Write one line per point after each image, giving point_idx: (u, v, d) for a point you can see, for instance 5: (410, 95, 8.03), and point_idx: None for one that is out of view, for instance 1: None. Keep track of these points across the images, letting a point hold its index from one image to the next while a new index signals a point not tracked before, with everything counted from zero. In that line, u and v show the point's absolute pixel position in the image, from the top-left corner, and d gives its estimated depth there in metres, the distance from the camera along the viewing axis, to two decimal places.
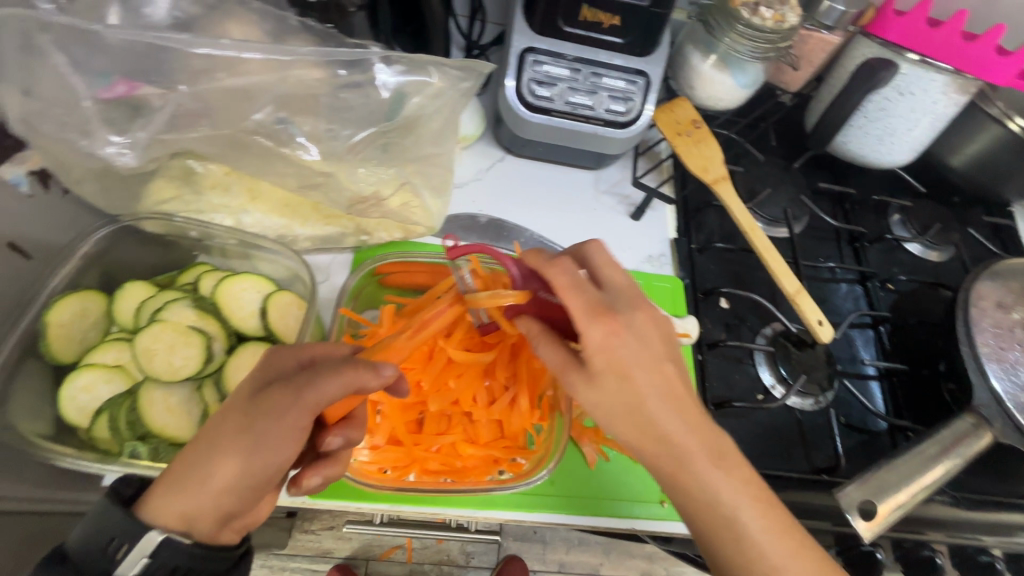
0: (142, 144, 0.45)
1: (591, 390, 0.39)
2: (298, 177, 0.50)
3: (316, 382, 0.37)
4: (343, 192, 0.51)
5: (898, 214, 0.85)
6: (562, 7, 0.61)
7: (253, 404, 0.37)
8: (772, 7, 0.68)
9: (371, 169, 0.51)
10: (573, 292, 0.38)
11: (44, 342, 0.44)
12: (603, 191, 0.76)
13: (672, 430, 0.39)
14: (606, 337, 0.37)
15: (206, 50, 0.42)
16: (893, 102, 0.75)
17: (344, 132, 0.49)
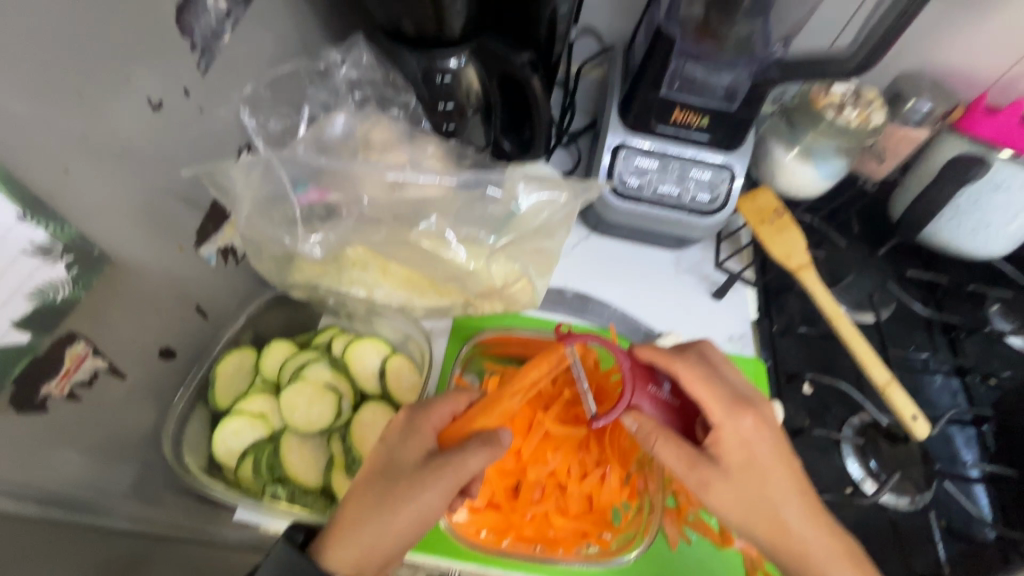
0: (331, 244, 0.52)
1: (727, 482, 0.46)
2: (439, 269, 0.54)
3: (467, 460, 0.43)
4: (479, 284, 0.55)
5: (997, 305, 0.82)
6: (655, 110, 0.68)
7: (414, 473, 0.44)
8: (857, 108, 0.72)
9: (502, 263, 0.55)
10: (710, 387, 0.47)
11: (212, 389, 0.52)
12: (684, 270, 0.80)
13: (791, 514, 0.47)
14: (747, 428, 0.46)
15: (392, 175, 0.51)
16: (987, 195, 0.74)
17: (485, 239, 0.54)
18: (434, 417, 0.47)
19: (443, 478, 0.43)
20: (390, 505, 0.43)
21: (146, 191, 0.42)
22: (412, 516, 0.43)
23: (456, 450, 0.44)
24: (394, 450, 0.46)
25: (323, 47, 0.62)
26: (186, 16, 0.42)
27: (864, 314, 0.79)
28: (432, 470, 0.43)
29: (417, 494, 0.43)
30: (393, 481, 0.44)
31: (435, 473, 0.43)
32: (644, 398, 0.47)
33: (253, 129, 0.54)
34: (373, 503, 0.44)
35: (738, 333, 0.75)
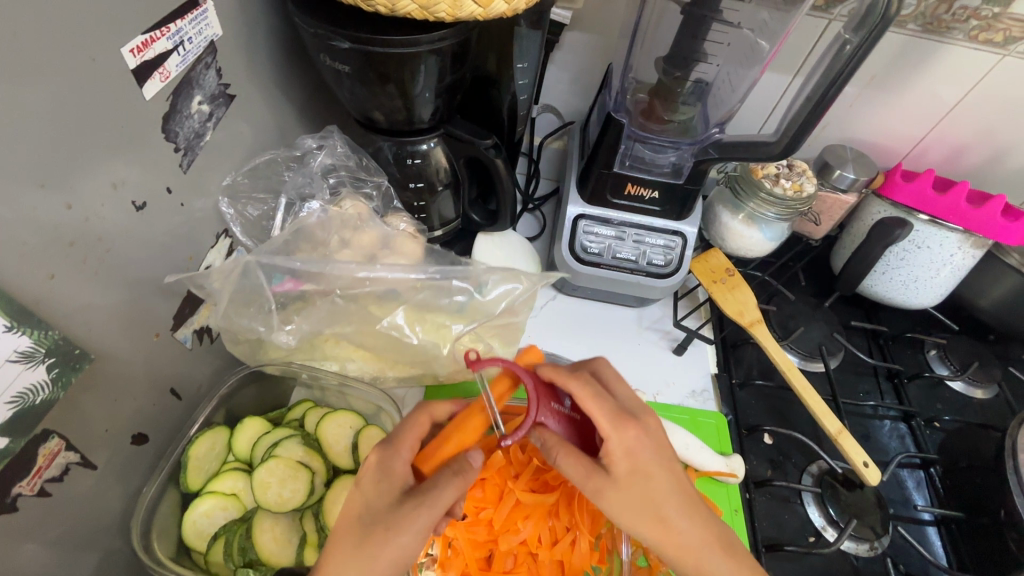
0: (302, 333, 0.56)
1: (617, 490, 0.45)
2: (407, 350, 0.57)
3: (441, 491, 0.42)
4: (447, 362, 0.59)
5: (935, 350, 0.89)
6: (610, 184, 0.74)
7: (390, 512, 0.42)
8: (791, 178, 0.80)
9: (472, 341, 0.59)
10: (597, 401, 0.46)
11: (183, 472, 0.52)
12: (646, 327, 0.84)
13: (676, 518, 0.45)
14: (635, 439, 0.46)
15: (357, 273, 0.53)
16: (911, 253, 0.83)
17: (452, 327, 0.57)
18: (405, 453, 0.46)
19: (420, 514, 0.42)
20: (369, 553, 0.41)
21: (128, 286, 0.44)
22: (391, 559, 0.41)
23: (432, 483, 0.43)
24: (362, 492, 0.45)
25: (300, 135, 0.67)
26: (171, 123, 0.46)
27: (814, 363, 0.85)
28: (408, 507, 0.42)
29: (394, 535, 0.41)
30: (366, 523, 0.42)
31: (411, 509, 0.42)
32: (548, 415, 0.48)
33: (231, 216, 0.57)
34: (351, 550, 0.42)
35: (699, 388, 0.79)
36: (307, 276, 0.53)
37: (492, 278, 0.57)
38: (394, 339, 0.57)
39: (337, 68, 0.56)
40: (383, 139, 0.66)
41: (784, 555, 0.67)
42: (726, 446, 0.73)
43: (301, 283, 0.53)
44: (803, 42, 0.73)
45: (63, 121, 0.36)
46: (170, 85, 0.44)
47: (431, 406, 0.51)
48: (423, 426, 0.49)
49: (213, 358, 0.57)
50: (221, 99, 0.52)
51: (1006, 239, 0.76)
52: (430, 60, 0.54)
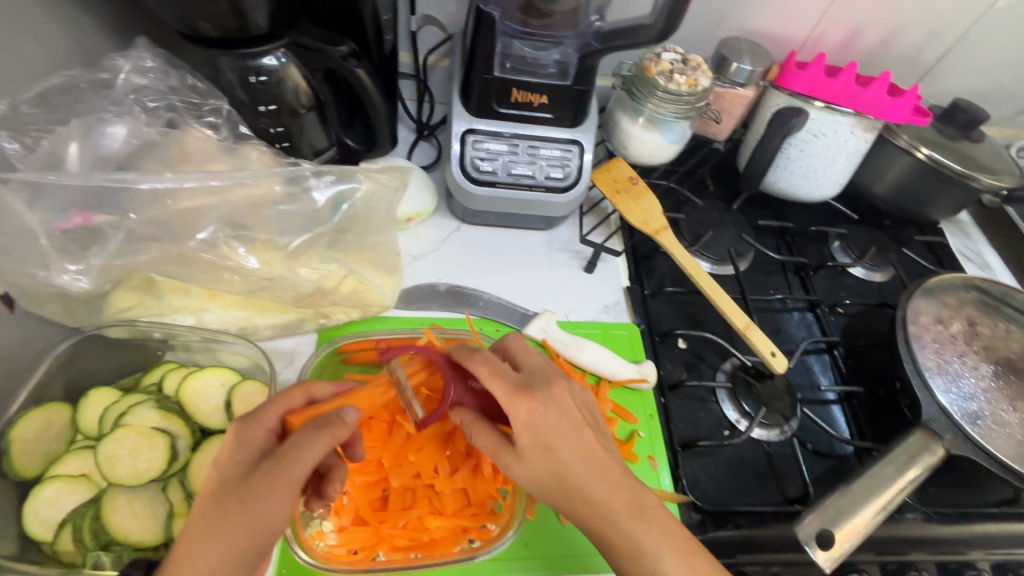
0: (96, 270, 0.47)
1: (524, 465, 0.42)
2: (243, 281, 0.52)
3: (302, 451, 0.39)
4: (288, 290, 0.53)
5: (838, 241, 0.91)
6: (494, 92, 0.67)
7: (252, 480, 0.38)
8: (685, 73, 0.75)
9: (315, 267, 0.53)
10: (495, 378, 0.43)
11: (8, 458, 0.45)
12: (556, 248, 0.80)
13: (592, 490, 0.41)
14: (532, 414, 0.41)
15: (149, 184, 0.45)
16: (809, 143, 0.82)
17: (282, 241, 0.52)
18: (269, 417, 0.42)
19: (285, 475, 0.38)
20: (228, 526, 0.37)
21: None
22: (259, 529, 0.37)
23: (295, 441, 0.39)
24: (216, 466, 0.40)
25: (109, 55, 0.56)
26: None
27: (724, 266, 0.84)
28: (270, 470, 0.38)
29: (256, 504, 0.37)
30: (218, 496, 0.38)
31: (274, 471, 0.38)
32: (463, 393, 0.47)
33: (17, 155, 0.46)
34: (205, 527, 0.37)
35: (611, 302, 0.77)
36: (101, 205, 0.45)
37: (322, 181, 0.52)
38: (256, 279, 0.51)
39: None
40: (215, 54, 0.56)
41: (701, 452, 0.68)
42: (639, 355, 0.72)
43: (93, 215, 0.45)
44: None
45: None
46: None
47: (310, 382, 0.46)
48: (294, 400, 0.44)
49: (31, 327, 0.49)
50: None
51: (892, 118, 0.77)
52: None
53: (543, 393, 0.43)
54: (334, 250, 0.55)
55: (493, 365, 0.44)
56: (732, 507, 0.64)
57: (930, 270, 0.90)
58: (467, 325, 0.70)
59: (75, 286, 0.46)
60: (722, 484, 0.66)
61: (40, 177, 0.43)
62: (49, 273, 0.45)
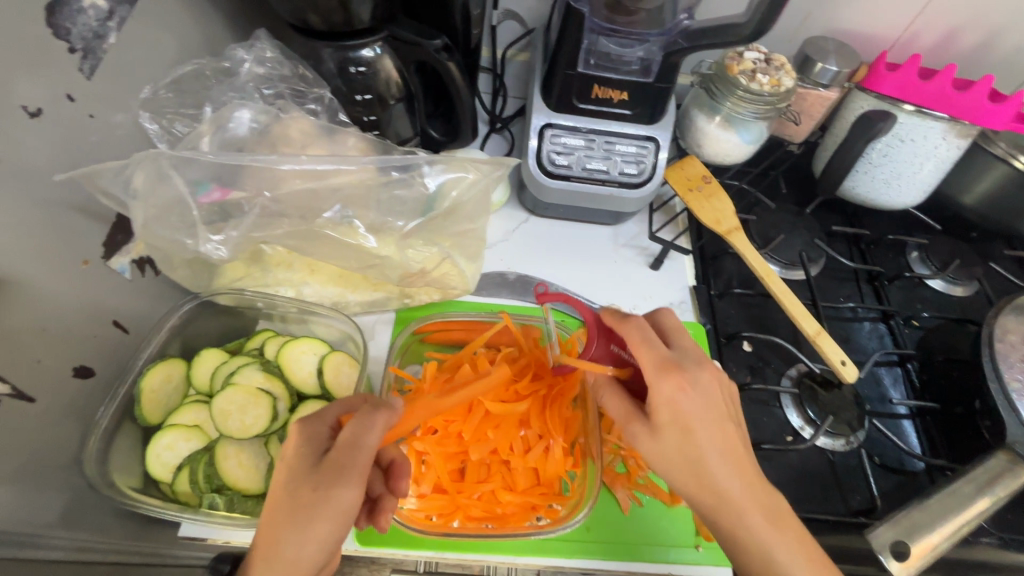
0: (233, 241, 0.51)
1: (656, 438, 0.45)
2: (357, 258, 0.55)
3: (366, 436, 0.41)
4: (396, 269, 0.56)
5: (916, 252, 0.87)
6: (576, 88, 0.68)
7: (324, 471, 0.40)
8: (769, 73, 0.74)
9: (418, 249, 0.57)
10: (647, 348, 0.44)
11: (138, 405, 0.50)
12: (622, 244, 0.81)
13: (718, 473, 0.44)
14: (680, 396, 0.43)
15: (290, 166, 0.50)
16: (895, 148, 0.79)
17: (396, 223, 0.55)
18: (327, 416, 0.44)
19: (349, 464, 0.41)
20: (307, 512, 0.39)
21: (36, 206, 0.40)
22: (333, 516, 0.40)
23: (351, 431, 0.42)
24: (282, 465, 0.42)
25: (230, 45, 0.60)
26: (58, 17, 0.40)
27: (795, 271, 0.83)
28: (336, 460, 0.41)
29: (328, 491, 0.40)
30: (290, 489, 0.40)
31: (339, 460, 0.41)
32: (603, 354, 0.49)
33: (155, 134, 0.52)
34: (286, 516, 0.39)
35: (676, 300, 0.78)
36: (234, 183, 0.50)
37: (434, 169, 0.55)
38: (355, 254, 0.55)
39: None
40: (320, 46, 0.60)
41: (762, 455, 0.68)
42: (704, 355, 0.73)
43: (228, 193, 0.50)
44: None
45: None
46: None
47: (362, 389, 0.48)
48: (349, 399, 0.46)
49: (157, 290, 0.54)
50: None
51: (992, 124, 0.73)
52: None
53: (691, 372, 0.44)
54: (428, 234, 0.57)
55: (646, 335, 0.45)
56: (793, 513, 0.63)
57: (1020, 286, 0.85)
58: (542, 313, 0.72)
59: (215, 255, 0.51)
60: (783, 489, 0.66)
61: (192, 155, 0.47)
62: (197, 242, 0.50)
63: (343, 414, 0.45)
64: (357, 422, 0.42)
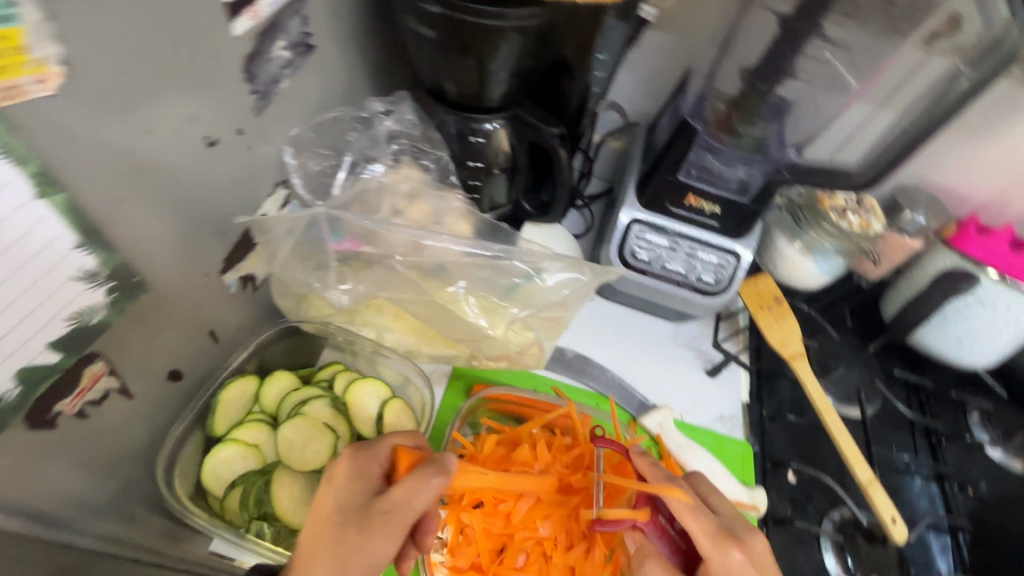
0: (356, 294, 0.55)
1: None
2: (454, 326, 0.56)
3: (417, 495, 0.41)
4: (494, 347, 0.57)
5: (977, 414, 0.85)
6: (670, 194, 0.71)
7: (365, 516, 0.41)
8: (858, 213, 0.77)
9: (523, 330, 0.56)
10: (699, 516, 0.46)
11: (212, 415, 0.52)
12: (681, 344, 0.81)
13: None
14: (739, 563, 0.44)
15: (431, 242, 0.52)
16: (973, 310, 0.77)
17: (511, 310, 0.55)
18: (382, 453, 0.44)
19: (391, 519, 0.41)
20: (344, 552, 0.40)
21: (186, 222, 0.43)
22: (365, 562, 0.40)
23: (399, 490, 0.41)
24: (330, 488, 0.43)
25: (368, 96, 0.65)
26: (253, 64, 0.45)
27: (851, 408, 0.81)
28: (380, 510, 0.41)
29: (366, 537, 0.40)
30: (334, 521, 0.41)
31: (383, 512, 0.41)
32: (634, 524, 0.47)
33: (293, 167, 0.55)
34: (327, 548, 0.40)
35: (728, 414, 0.77)
36: (368, 238, 0.53)
37: (555, 267, 0.54)
38: (431, 310, 0.55)
39: (420, 32, 0.54)
40: (445, 113, 0.64)
41: None
42: (749, 478, 0.71)
43: (359, 245, 0.53)
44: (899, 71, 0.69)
45: (154, 44, 0.34)
46: (258, 24, 0.43)
47: (406, 433, 0.47)
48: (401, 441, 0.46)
49: (252, 307, 0.57)
50: (302, 48, 0.51)
51: None
52: (512, 38, 0.52)
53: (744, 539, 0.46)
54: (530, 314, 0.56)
55: None
56: None
57: None
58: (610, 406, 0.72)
59: (339, 301, 0.55)
60: None
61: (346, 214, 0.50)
62: (324, 286, 0.55)
63: (397, 452, 0.45)
64: (410, 481, 0.41)
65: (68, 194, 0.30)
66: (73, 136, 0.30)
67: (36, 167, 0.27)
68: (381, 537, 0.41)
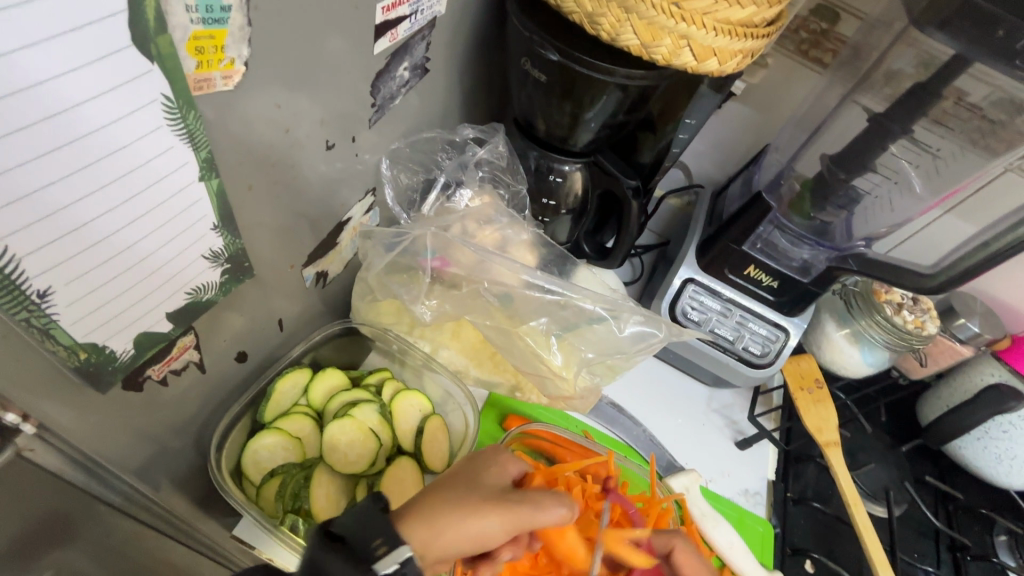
0: (435, 310, 0.56)
1: None
2: (514, 355, 0.56)
3: (550, 507, 0.40)
4: (557, 388, 0.56)
5: (1005, 535, 0.82)
6: (731, 261, 0.72)
7: (496, 494, 0.40)
8: (914, 313, 0.77)
9: (590, 376, 0.57)
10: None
11: (265, 400, 0.54)
12: (714, 409, 0.81)
13: None
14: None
15: (527, 277, 0.53)
16: (1017, 428, 0.76)
17: (586, 353, 0.55)
18: (519, 460, 0.44)
19: (521, 512, 0.39)
20: (467, 512, 0.38)
21: (291, 215, 0.45)
22: (476, 536, 0.37)
23: (539, 495, 0.40)
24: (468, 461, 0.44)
25: (461, 121, 0.68)
26: (379, 81, 0.47)
27: (878, 505, 0.79)
28: (517, 500, 0.39)
29: (492, 513, 0.38)
30: (462, 479, 0.41)
31: (520, 503, 0.39)
32: None
33: (386, 177, 0.57)
34: (451, 505, 0.38)
35: (752, 489, 0.76)
36: (452, 256, 0.54)
37: (634, 319, 0.54)
38: (494, 331, 0.55)
39: (529, 73, 0.57)
40: (530, 148, 0.67)
41: None
42: (768, 560, 0.69)
43: (448, 266, 0.54)
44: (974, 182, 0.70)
45: (312, 54, 0.37)
46: (393, 45, 0.46)
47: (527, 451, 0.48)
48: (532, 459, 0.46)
49: (318, 302, 0.58)
50: (419, 70, 0.53)
51: None
52: (613, 92, 0.55)
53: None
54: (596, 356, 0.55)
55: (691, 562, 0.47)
56: None
57: None
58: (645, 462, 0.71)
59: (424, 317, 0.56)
60: None
61: (455, 237, 0.53)
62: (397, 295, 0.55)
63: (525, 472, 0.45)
64: (551, 494, 0.40)
65: (220, 180, 0.31)
66: (231, 125, 0.32)
67: (207, 155, 0.29)
68: (503, 522, 0.38)
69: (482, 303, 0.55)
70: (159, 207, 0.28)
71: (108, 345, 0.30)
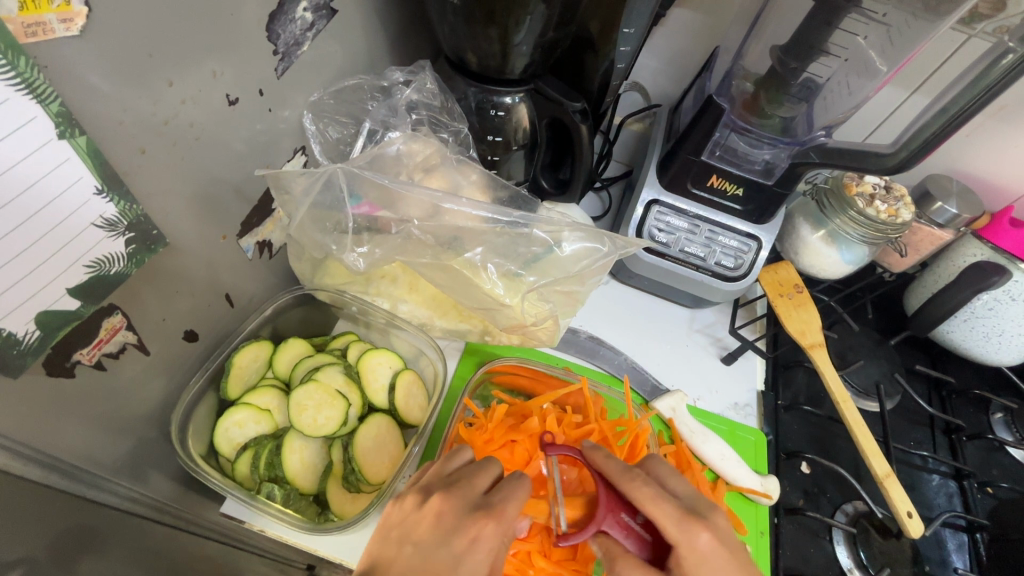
0: (375, 258, 0.54)
1: None
2: (474, 297, 0.55)
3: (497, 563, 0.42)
4: (509, 318, 0.55)
5: (1001, 413, 0.82)
6: (692, 174, 0.69)
7: None
8: (886, 203, 0.74)
9: (536, 302, 0.56)
10: (658, 504, 0.43)
11: (225, 377, 0.53)
12: (696, 330, 0.80)
13: None
14: (707, 544, 0.41)
15: (449, 205, 0.51)
16: (1003, 304, 0.75)
17: (527, 277, 0.54)
18: (485, 542, 0.40)
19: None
20: None
21: (205, 183, 0.42)
22: None
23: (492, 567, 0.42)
24: (448, 547, 0.39)
25: (389, 65, 0.64)
26: (275, 23, 0.43)
27: (870, 401, 0.79)
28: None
29: None
30: None
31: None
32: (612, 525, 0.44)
33: (312, 133, 0.55)
34: None
35: (743, 402, 0.74)
36: (383, 203, 0.52)
37: (574, 235, 0.53)
38: (448, 275, 0.54)
39: None
40: (466, 85, 0.63)
41: None
42: (762, 466, 0.68)
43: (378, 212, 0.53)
44: (936, 56, 0.66)
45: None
46: None
47: (506, 507, 0.42)
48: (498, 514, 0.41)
49: (267, 274, 0.57)
50: (325, 11, 0.49)
51: None
52: (538, 7, 0.51)
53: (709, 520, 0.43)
54: (541, 279, 0.54)
55: (653, 487, 0.44)
56: None
57: None
58: (622, 388, 0.71)
59: (354, 265, 0.53)
60: None
61: (376, 176, 0.50)
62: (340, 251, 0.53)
63: (501, 523, 0.41)
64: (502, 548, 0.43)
65: (89, 138, 0.31)
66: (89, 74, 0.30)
67: (59, 108, 0.28)
68: None
69: (427, 248, 0.53)
70: (16, 167, 0.27)
71: (2, 326, 0.30)
